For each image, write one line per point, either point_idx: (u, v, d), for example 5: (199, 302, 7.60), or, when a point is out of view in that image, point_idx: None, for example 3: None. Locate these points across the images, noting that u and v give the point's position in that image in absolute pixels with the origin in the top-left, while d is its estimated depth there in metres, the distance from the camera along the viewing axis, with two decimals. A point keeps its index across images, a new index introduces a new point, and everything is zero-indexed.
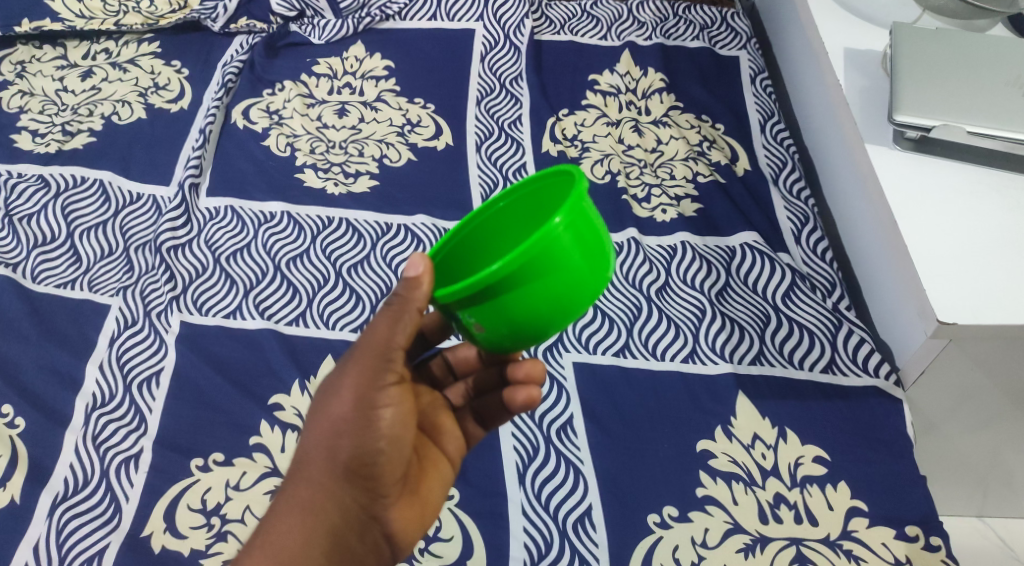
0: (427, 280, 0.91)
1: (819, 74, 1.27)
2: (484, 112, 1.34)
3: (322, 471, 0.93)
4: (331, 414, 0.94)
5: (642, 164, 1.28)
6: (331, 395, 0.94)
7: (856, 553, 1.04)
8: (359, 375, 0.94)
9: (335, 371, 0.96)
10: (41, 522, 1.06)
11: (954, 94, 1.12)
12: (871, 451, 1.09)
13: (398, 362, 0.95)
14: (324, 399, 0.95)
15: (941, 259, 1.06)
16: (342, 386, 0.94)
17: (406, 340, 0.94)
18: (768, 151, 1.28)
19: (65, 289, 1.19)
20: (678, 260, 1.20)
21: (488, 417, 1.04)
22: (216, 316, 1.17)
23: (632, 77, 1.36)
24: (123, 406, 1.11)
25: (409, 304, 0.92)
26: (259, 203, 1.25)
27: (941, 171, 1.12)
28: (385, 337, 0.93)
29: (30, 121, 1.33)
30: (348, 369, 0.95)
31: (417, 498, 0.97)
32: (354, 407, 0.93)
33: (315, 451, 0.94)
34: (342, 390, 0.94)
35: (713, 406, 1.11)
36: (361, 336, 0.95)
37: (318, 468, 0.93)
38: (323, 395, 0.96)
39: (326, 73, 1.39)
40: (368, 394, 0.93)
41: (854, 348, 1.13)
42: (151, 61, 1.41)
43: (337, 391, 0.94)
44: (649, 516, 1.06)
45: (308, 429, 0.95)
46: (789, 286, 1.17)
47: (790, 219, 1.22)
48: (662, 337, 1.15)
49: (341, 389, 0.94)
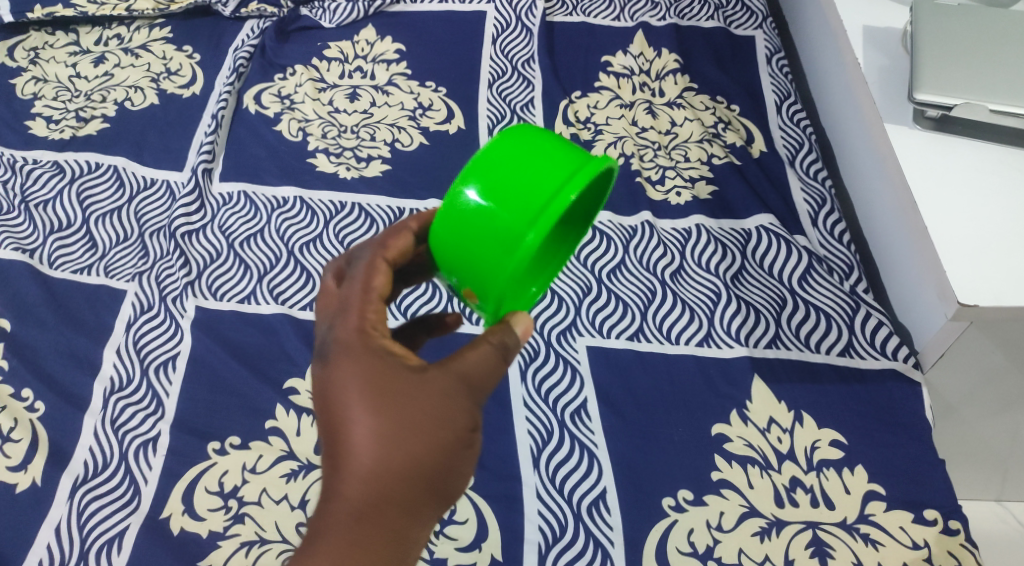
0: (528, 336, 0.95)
1: (837, 54, 1.25)
2: (496, 95, 1.33)
3: (399, 496, 0.90)
4: (410, 428, 0.90)
5: (656, 146, 1.26)
6: (407, 412, 0.90)
7: (873, 537, 1.04)
8: (443, 401, 0.91)
9: (402, 386, 0.91)
10: (62, 504, 1.07)
11: (976, 71, 1.10)
12: (888, 435, 1.08)
13: (480, 394, 0.93)
14: (397, 417, 0.90)
15: (961, 239, 1.04)
16: (421, 404, 0.90)
17: (495, 378, 0.93)
18: (785, 132, 1.27)
19: (82, 274, 1.19)
20: (693, 243, 1.19)
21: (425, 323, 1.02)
22: (230, 301, 1.17)
23: (646, 58, 1.34)
24: (140, 390, 1.12)
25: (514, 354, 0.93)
26: (272, 188, 1.25)
27: (961, 150, 1.10)
28: (481, 373, 0.92)
29: (44, 107, 1.33)
30: (426, 389, 0.91)
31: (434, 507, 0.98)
32: (438, 432, 0.90)
33: (392, 473, 0.89)
34: (422, 411, 0.90)
35: (728, 390, 1.11)
36: (452, 361, 0.92)
37: (392, 484, 0.90)
38: (391, 408, 0.90)
39: (337, 57, 1.38)
40: (454, 423, 0.91)
41: (872, 331, 1.12)
42: (163, 46, 1.40)
43: (416, 409, 0.90)
44: (664, 500, 1.06)
45: (375, 444, 0.89)
46: (806, 268, 1.15)
47: (807, 201, 1.21)
48: (676, 321, 1.14)
49: (421, 410, 0.90)
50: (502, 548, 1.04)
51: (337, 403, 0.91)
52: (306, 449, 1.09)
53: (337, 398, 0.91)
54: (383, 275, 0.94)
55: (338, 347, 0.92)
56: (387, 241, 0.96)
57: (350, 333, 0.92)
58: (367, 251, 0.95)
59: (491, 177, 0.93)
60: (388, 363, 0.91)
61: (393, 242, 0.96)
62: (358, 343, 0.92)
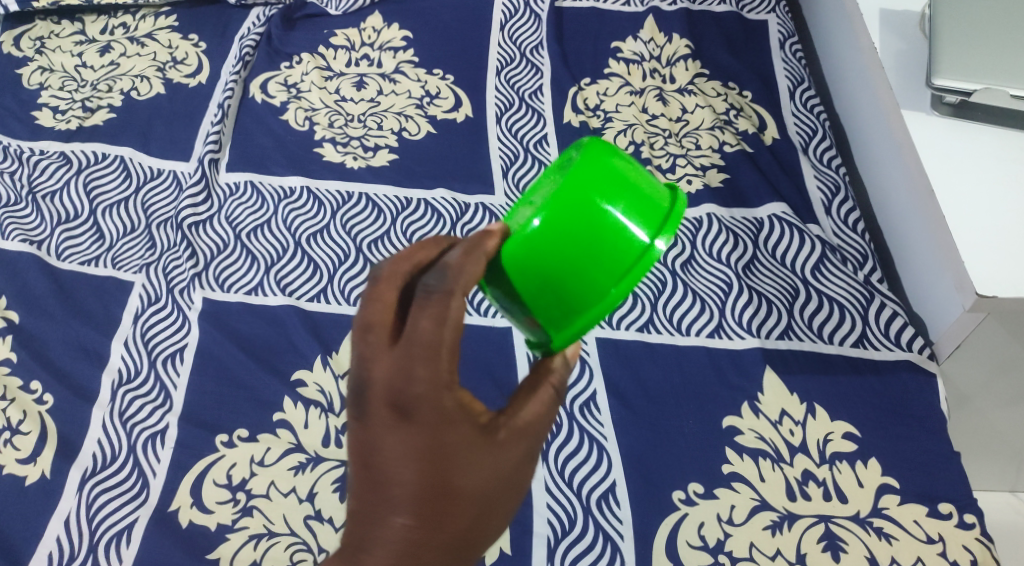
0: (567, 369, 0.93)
1: (852, 37, 1.22)
2: (505, 82, 1.31)
3: (454, 548, 0.84)
4: (467, 460, 0.84)
5: (667, 133, 1.24)
6: (472, 474, 0.84)
7: (887, 531, 1.02)
8: (508, 461, 0.86)
9: (470, 445, 0.84)
10: (72, 497, 1.07)
11: (996, 55, 1.07)
12: (902, 427, 1.06)
13: (532, 430, 0.88)
14: (461, 478, 0.84)
15: (979, 228, 1.02)
16: (476, 438, 0.85)
17: (544, 415, 0.89)
18: (798, 119, 1.24)
19: (90, 266, 1.19)
20: (704, 233, 1.17)
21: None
22: (237, 292, 1.17)
23: (656, 44, 1.32)
24: (148, 382, 1.12)
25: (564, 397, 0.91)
26: (279, 178, 1.24)
27: (979, 137, 1.08)
28: (539, 427, 0.88)
29: (50, 97, 1.32)
30: (492, 444, 0.85)
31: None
32: (497, 470, 0.85)
33: (449, 532, 0.84)
34: (485, 471, 0.85)
35: (739, 381, 1.09)
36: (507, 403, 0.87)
37: (448, 511, 0.84)
38: (457, 468, 0.84)
39: (344, 45, 1.36)
40: (510, 457, 0.86)
41: (887, 322, 1.10)
42: (168, 35, 1.39)
43: (473, 444, 0.85)
44: (674, 493, 1.04)
45: (437, 507, 0.84)
46: (819, 258, 1.14)
47: (820, 189, 1.19)
48: (686, 312, 1.13)
49: (487, 471, 0.85)
50: (509, 541, 1.03)
51: (390, 433, 0.84)
52: (314, 441, 1.08)
53: (400, 450, 0.83)
54: (460, 308, 0.84)
55: (410, 398, 0.83)
56: (462, 266, 0.85)
57: (425, 384, 0.83)
58: (443, 280, 0.84)
59: (573, 225, 0.87)
60: (461, 420, 0.84)
61: (470, 268, 0.85)
62: (433, 398, 0.83)
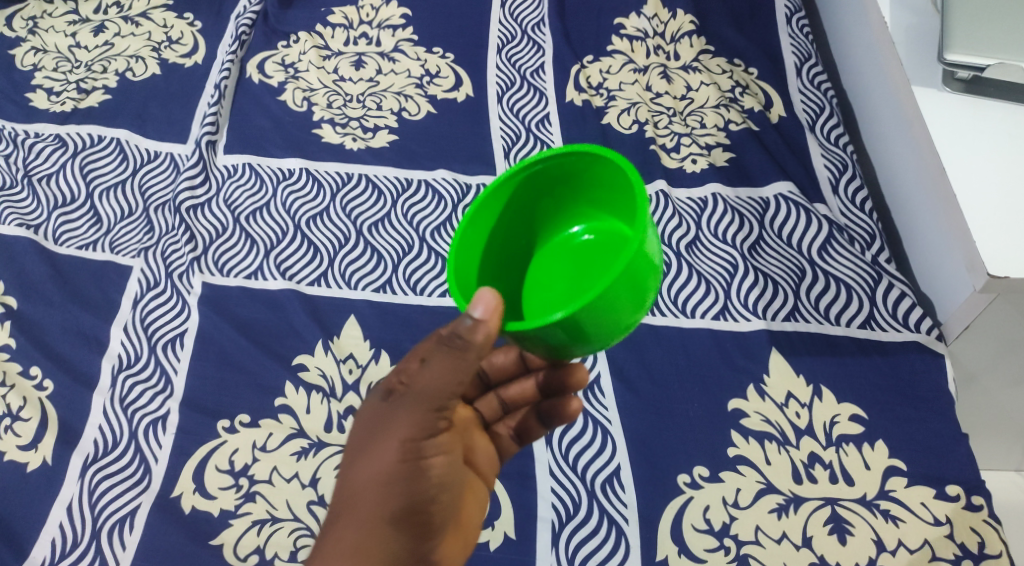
0: (495, 329, 0.88)
1: (862, 12, 1.20)
2: (506, 61, 1.29)
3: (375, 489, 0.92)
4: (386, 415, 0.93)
5: (671, 112, 1.23)
6: (390, 431, 0.92)
7: (893, 513, 1.01)
8: (417, 413, 0.92)
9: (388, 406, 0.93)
10: (74, 483, 1.06)
11: (1009, 29, 1.05)
12: (909, 409, 1.05)
13: (441, 386, 0.90)
14: (382, 436, 0.93)
15: (992, 208, 1.01)
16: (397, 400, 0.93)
17: (451, 371, 0.89)
18: (804, 96, 1.22)
19: (88, 251, 1.17)
20: (708, 214, 1.15)
21: (527, 432, 1.03)
22: (237, 276, 1.15)
23: (660, 20, 1.29)
24: (149, 367, 1.11)
25: (472, 349, 0.88)
26: (277, 160, 1.22)
27: (992, 113, 1.06)
28: (443, 384, 0.90)
29: (44, 79, 1.31)
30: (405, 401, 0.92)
31: (462, 531, 0.97)
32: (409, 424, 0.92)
33: (373, 475, 0.92)
34: (402, 428, 0.92)
35: (745, 363, 1.08)
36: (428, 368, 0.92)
37: (372, 458, 0.93)
38: (381, 426, 0.93)
39: (342, 23, 1.33)
40: (424, 411, 0.91)
41: (895, 303, 1.08)
42: (163, 14, 1.36)
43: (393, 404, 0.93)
44: (679, 477, 1.03)
45: (364, 455, 0.93)
46: (825, 239, 1.12)
47: (827, 167, 1.17)
48: (692, 293, 1.11)
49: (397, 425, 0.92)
50: (514, 526, 1.03)
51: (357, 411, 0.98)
52: (316, 426, 1.07)
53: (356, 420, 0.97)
54: None
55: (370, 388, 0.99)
56: None
57: None
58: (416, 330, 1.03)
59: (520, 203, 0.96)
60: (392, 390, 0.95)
61: None
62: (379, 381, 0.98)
